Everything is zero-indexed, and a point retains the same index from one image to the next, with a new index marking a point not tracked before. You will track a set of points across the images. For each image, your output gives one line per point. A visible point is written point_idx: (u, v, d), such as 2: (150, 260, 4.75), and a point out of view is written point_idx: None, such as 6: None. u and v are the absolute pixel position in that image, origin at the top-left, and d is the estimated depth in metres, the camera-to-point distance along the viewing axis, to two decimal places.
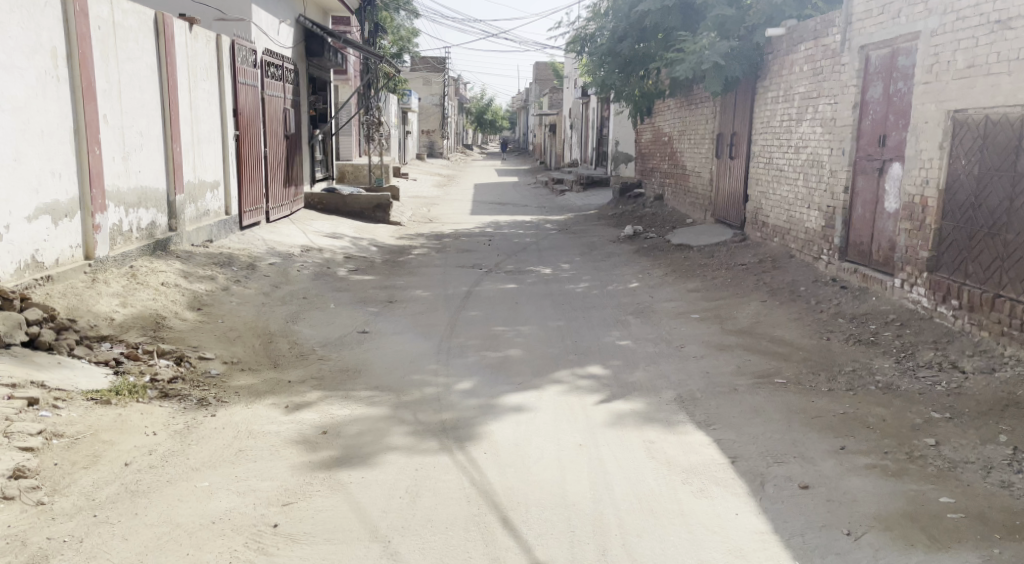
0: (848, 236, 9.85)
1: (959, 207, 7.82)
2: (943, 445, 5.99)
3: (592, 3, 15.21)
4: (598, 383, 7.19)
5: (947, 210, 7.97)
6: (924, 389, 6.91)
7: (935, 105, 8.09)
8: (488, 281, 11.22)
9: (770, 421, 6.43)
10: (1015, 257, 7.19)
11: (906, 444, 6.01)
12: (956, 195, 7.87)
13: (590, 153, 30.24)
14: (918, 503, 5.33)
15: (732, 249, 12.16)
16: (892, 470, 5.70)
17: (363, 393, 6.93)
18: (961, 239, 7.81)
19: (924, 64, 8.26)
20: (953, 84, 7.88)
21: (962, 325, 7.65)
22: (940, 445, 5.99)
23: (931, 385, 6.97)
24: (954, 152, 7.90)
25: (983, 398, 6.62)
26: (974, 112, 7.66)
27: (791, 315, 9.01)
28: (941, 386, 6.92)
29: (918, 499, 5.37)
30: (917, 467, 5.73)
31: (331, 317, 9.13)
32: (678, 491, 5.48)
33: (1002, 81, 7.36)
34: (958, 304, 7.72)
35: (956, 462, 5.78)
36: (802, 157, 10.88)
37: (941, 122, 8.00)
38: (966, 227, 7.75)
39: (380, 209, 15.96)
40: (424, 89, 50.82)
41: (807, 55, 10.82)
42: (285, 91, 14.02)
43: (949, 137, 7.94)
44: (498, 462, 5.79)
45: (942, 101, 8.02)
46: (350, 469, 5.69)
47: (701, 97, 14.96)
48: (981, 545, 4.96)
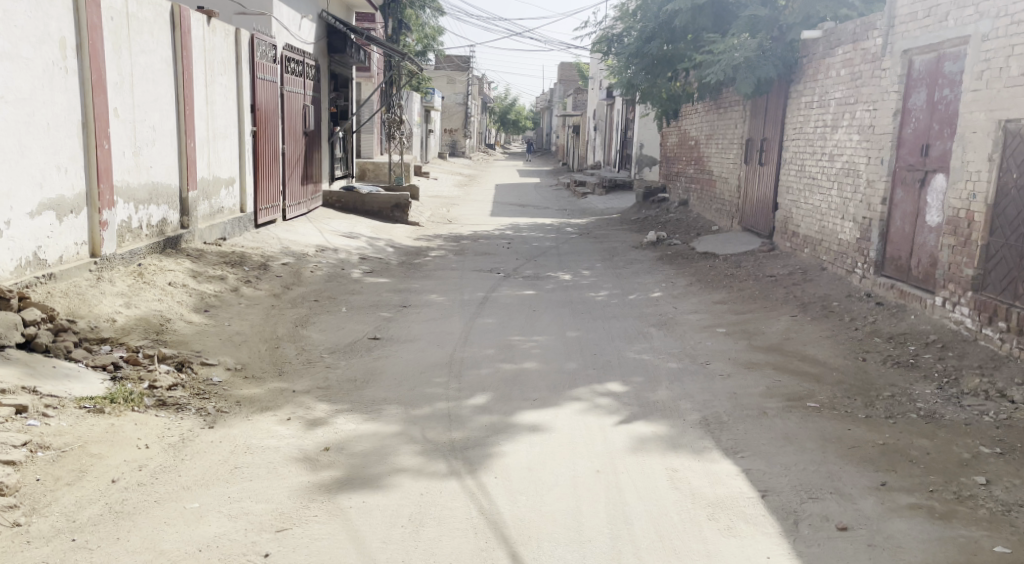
0: (885, 250, 9.42)
1: (1009, 223, 7.40)
2: (994, 485, 5.62)
3: (619, 3, 14.83)
4: (619, 402, 6.80)
5: (996, 226, 7.55)
6: (970, 420, 6.51)
7: (986, 114, 7.66)
8: (506, 286, 10.83)
9: (805, 450, 6.04)
10: None
11: (955, 482, 5.64)
12: (1005, 210, 7.46)
13: (614, 155, 29.91)
14: (970, 552, 4.96)
15: (759, 259, 11.74)
16: (938, 512, 5.32)
17: (370, 408, 6.56)
18: (1009, 256, 7.41)
19: (974, 70, 7.83)
20: (1006, 92, 7.46)
21: (1010, 350, 7.23)
22: (991, 485, 5.61)
23: (978, 415, 6.57)
24: (1005, 165, 7.47)
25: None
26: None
27: (824, 332, 8.59)
28: (989, 416, 6.52)
29: (970, 547, 5.00)
30: (966, 509, 5.35)
31: (341, 322, 8.78)
32: (703, 528, 5.13)
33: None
34: (1006, 326, 7.30)
35: (1010, 505, 5.40)
36: (836, 165, 10.43)
37: (992, 132, 7.57)
38: (1016, 245, 7.33)
39: (397, 208, 15.48)
40: (448, 88, 50.52)
41: (845, 59, 10.38)
42: (305, 87, 13.66)
43: (999, 148, 7.52)
44: (509, 488, 5.44)
45: (993, 109, 7.58)
46: (352, 492, 5.34)
47: (730, 101, 14.53)
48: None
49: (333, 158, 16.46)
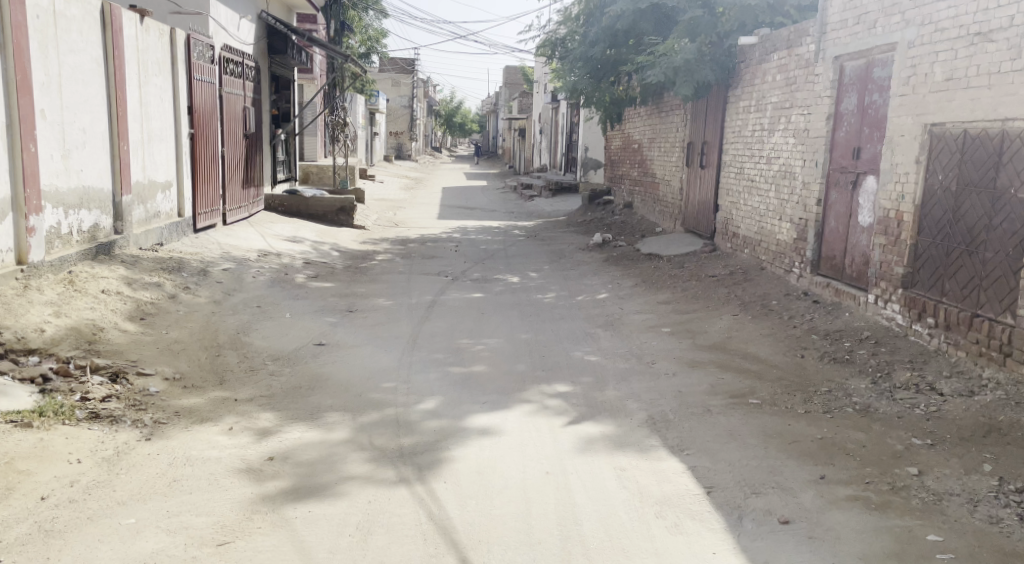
0: (820, 250, 9.56)
1: (935, 223, 7.60)
2: (926, 475, 5.75)
3: (563, 7, 14.84)
4: (568, 403, 6.76)
5: (923, 226, 7.75)
6: (902, 413, 6.62)
7: (912, 118, 7.83)
8: (454, 289, 10.76)
9: (748, 446, 6.10)
10: (993, 278, 6.99)
11: (888, 473, 5.76)
12: (931, 212, 7.66)
13: (559, 158, 30.03)
14: (904, 541, 5.07)
15: (702, 260, 11.84)
16: (874, 503, 5.43)
17: (315, 415, 6.43)
18: (936, 255, 7.60)
19: (901, 75, 7.99)
20: (931, 97, 7.62)
21: (938, 345, 7.43)
22: (923, 475, 5.74)
23: (910, 408, 6.68)
24: (931, 167, 7.66)
25: (964, 424, 6.35)
26: (953, 126, 7.41)
27: (765, 330, 8.67)
28: (919, 409, 6.64)
29: (905, 536, 5.11)
30: (901, 499, 5.47)
31: (285, 328, 8.61)
32: (651, 526, 5.14)
33: (982, 95, 7.11)
34: (934, 322, 7.50)
35: (941, 494, 5.54)
36: (773, 168, 10.55)
37: (918, 136, 7.74)
38: (942, 244, 7.52)
39: (342, 212, 15.28)
40: (391, 89, 50.11)
41: (780, 64, 10.50)
42: (245, 90, 13.41)
43: (926, 151, 7.69)
44: (459, 493, 5.36)
45: (919, 114, 7.75)
46: (297, 502, 5.22)
47: (671, 105, 14.63)
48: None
49: (274, 162, 16.21)
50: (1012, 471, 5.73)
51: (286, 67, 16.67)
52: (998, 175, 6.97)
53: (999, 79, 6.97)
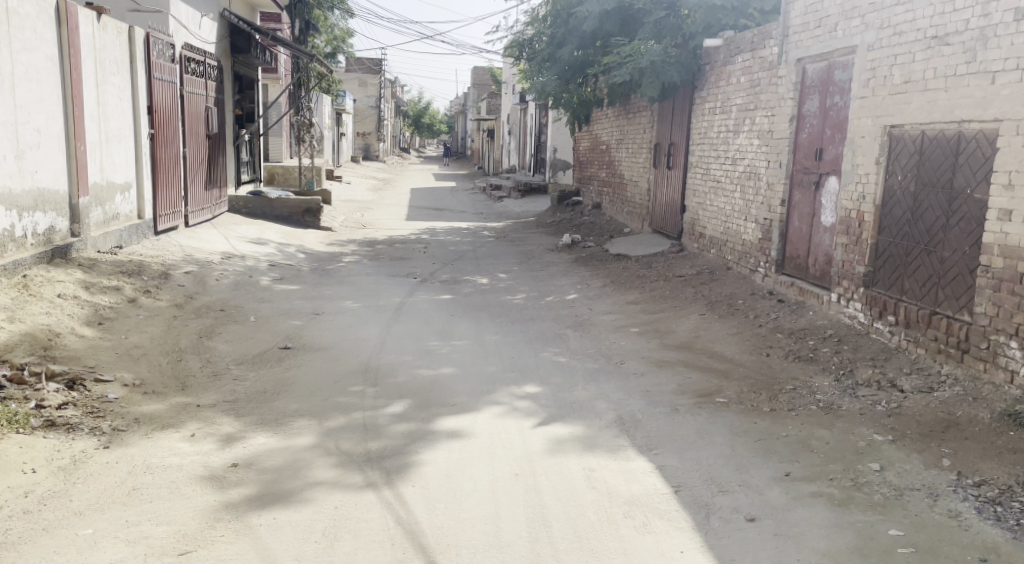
0: (785, 250, 9.58)
1: (895, 223, 7.68)
2: (887, 470, 5.79)
3: (530, 7, 14.79)
4: (537, 405, 6.69)
5: (884, 226, 7.83)
6: (864, 410, 6.66)
7: (872, 120, 7.88)
8: (422, 291, 10.66)
9: (715, 445, 6.09)
10: (950, 276, 7.06)
11: (851, 469, 5.79)
12: (892, 211, 7.73)
13: (528, 160, 30.01)
14: (867, 536, 5.10)
15: (669, 260, 11.84)
16: (837, 499, 5.45)
17: (279, 420, 6.32)
18: (897, 254, 7.67)
19: (861, 78, 8.03)
20: (890, 99, 7.67)
21: (899, 342, 7.51)
22: (884, 471, 5.78)
23: (871, 405, 6.71)
24: (891, 168, 7.73)
25: (923, 420, 6.40)
26: (911, 127, 7.47)
27: (731, 329, 8.67)
28: (881, 406, 6.68)
29: (866, 531, 5.13)
30: (863, 495, 5.50)
31: (249, 331, 8.48)
32: (619, 526, 5.11)
33: (939, 97, 7.15)
34: (894, 320, 7.58)
35: (901, 489, 5.58)
36: (738, 169, 10.56)
37: (878, 137, 7.81)
38: (902, 243, 7.60)
39: (308, 213, 15.14)
40: (358, 90, 49.80)
41: (744, 67, 10.51)
42: (207, 89, 13.23)
43: (886, 152, 7.76)
44: (427, 497, 5.28)
45: (879, 115, 7.80)
46: (262, 509, 5.11)
47: (638, 106, 14.63)
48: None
49: (238, 163, 16.02)
50: (970, 466, 5.79)
51: (250, 66, 16.46)
52: (955, 175, 7.02)
53: (954, 81, 7.02)
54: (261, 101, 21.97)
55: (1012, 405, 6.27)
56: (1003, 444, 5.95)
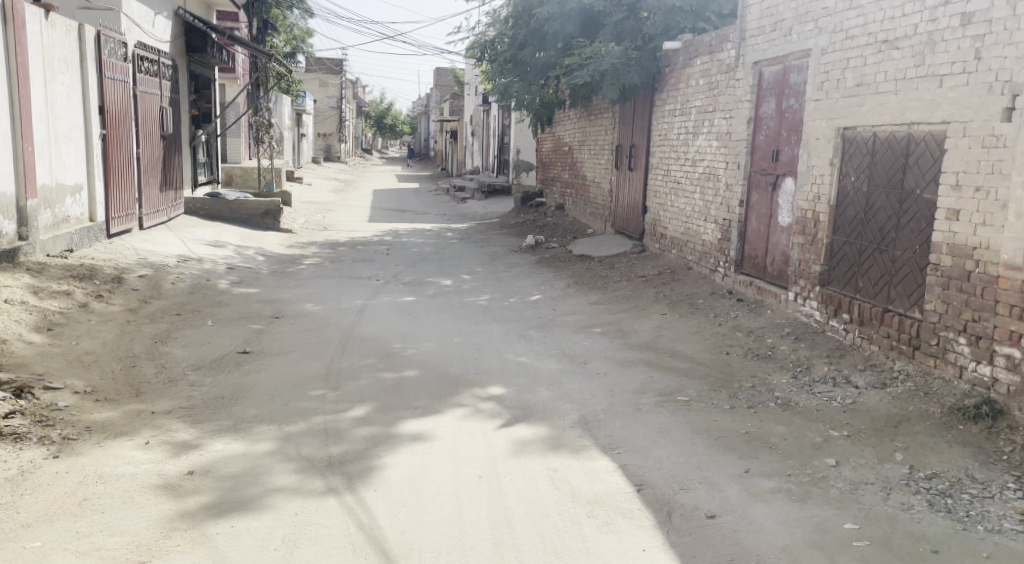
0: (743, 249, 9.63)
1: (849, 223, 7.75)
2: (843, 465, 5.82)
3: (492, 8, 14.76)
4: (500, 406, 6.63)
5: (839, 225, 7.91)
6: (820, 406, 6.70)
7: (826, 122, 7.95)
8: (385, 293, 10.56)
9: (677, 443, 6.08)
10: (903, 275, 7.15)
11: (809, 465, 5.81)
12: (846, 211, 7.81)
13: (491, 161, 29.97)
14: (825, 530, 5.11)
15: (632, 261, 11.85)
16: (796, 494, 5.46)
17: (236, 426, 6.20)
18: (851, 254, 7.75)
19: (815, 81, 8.11)
20: (843, 102, 7.74)
21: (854, 339, 7.59)
22: (840, 466, 5.81)
23: (827, 401, 6.77)
24: (845, 168, 7.81)
25: (875, 415, 6.47)
26: (864, 129, 7.54)
27: (692, 327, 8.69)
28: (836, 402, 6.74)
29: (825, 526, 5.14)
30: (820, 490, 5.52)
31: (206, 336, 8.33)
32: (582, 526, 5.07)
33: (890, 100, 7.23)
34: (849, 318, 7.66)
35: (857, 483, 5.61)
36: (697, 170, 10.60)
37: (832, 138, 7.87)
38: (856, 243, 7.69)
39: (267, 216, 14.91)
40: (318, 90, 49.39)
41: (702, 69, 10.56)
42: (161, 89, 13.02)
43: (840, 153, 7.84)
44: (389, 501, 5.21)
45: (833, 118, 7.87)
46: (218, 517, 5.01)
47: (599, 108, 14.64)
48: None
49: (195, 164, 15.78)
50: (920, 460, 5.86)
51: (206, 65, 16.21)
52: (905, 175, 7.09)
53: (904, 85, 7.09)
54: (219, 101, 21.67)
55: (961, 399, 6.36)
56: (950, 438, 6.04)
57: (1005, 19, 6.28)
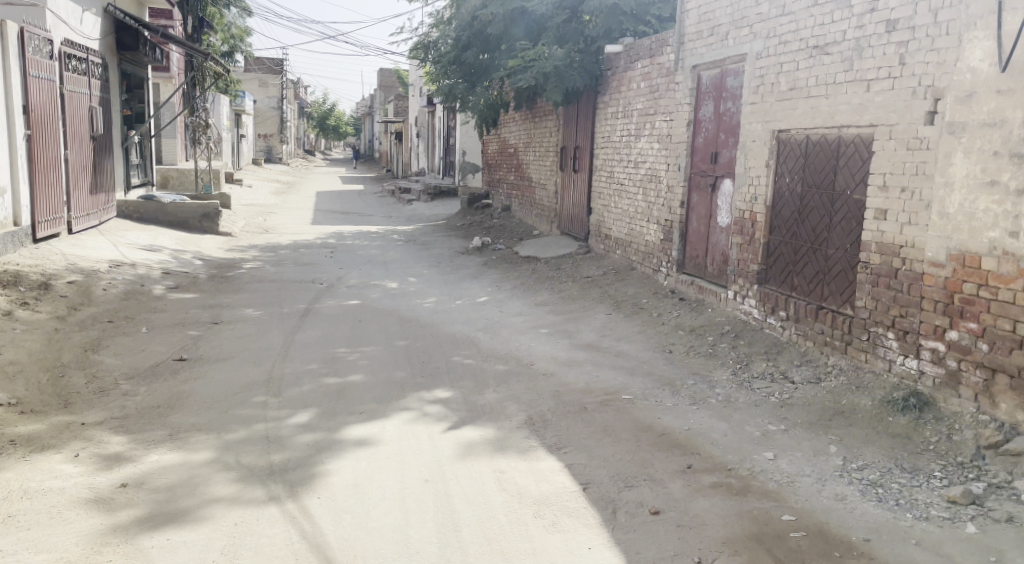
0: (685, 249, 9.84)
1: (785, 223, 7.99)
2: (781, 458, 6.02)
3: (435, 10, 14.90)
4: (447, 409, 6.73)
5: (775, 225, 8.14)
6: (759, 401, 6.91)
7: (762, 124, 8.18)
8: (328, 297, 10.57)
9: (621, 441, 6.24)
10: (836, 272, 7.40)
11: (748, 459, 6.01)
12: (781, 211, 8.04)
13: (437, 163, 30.05)
14: (763, 523, 5.29)
15: (578, 262, 12.02)
16: (735, 489, 5.65)
17: (171, 436, 6.20)
18: (787, 253, 7.99)
19: (750, 85, 8.34)
20: (778, 105, 7.97)
21: (790, 336, 7.83)
22: (778, 459, 6.01)
23: (766, 396, 6.98)
24: (779, 170, 8.04)
25: (810, 409, 6.70)
26: (797, 132, 7.78)
27: (636, 327, 8.87)
28: (774, 397, 6.96)
29: (763, 518, 5.33)
30: (759, 483, 5.71)
31: (140, 344, 8.28)
32: (528, 526, 5.19)
33: (821, 103, 7.47)
34: (786, 315, 7.90)
35: (794, 476, 5.81)
36: (640, 172, 10.80)
37: (768, 141, 8.11)
38: (791, 242, 7.92)
39: (206, 218, 15.03)
40: (258, 90, 48.81)
41: (643, 72, 10.75)
42: (89, 88, 12.84)
43: (775, 155, 8.07)
44: (333, 508, 5.28)
45: (768, 121, 8.10)
46: (153, 531, 5.04)
47: (544, 110, 14.79)
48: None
49: (128, 166, 15.51)
50: (854, 451, 6.09)
51: (138, 64, 15.96)
52: (837, 177, 7.34)
53: (835, 89, 7.33)
54: (154, 100, 21.31)
55: (891, 392, 6.62)
56: (882, 429, 6.29)
57: (927, 26, 6.53)
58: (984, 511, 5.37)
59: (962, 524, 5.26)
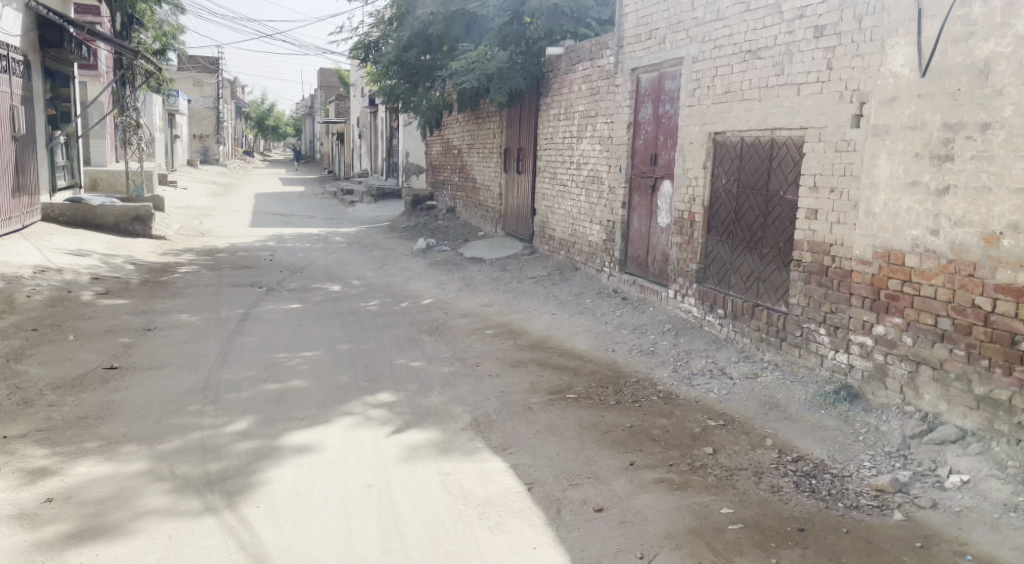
0: (626, 249, 10.01)
1: (722, 223, 8.19)
2: (720, 453, 6.19)
3: (376, 10, 14.88)
4: (391, 413, 6.79)
5: (712, 225, 8.33)
6: (698, 398, 7.08)
7: (699, 127, 8.37)
8: (266, 301, 10.52)
9: (566, 440, 6.36)
10: (771, 271, 7.61)
11: (688, 454, 6.17)
12: (718, 211, 8.24)
13: (380, 164, 30.00)
14: (702, 516, 5.45)
15: (522, 263, 12.14)
16: (677, 484, 5.80)
17: (102, 447, 6.16)
18: (724, 252, 8.19)
19: (688, 88, 8.52)
20: (714, 108, 8.16)
21: (728, 333, 8.04)
22: (717, 454, 6.18)
23: (705, 392, 7.16)
24: (716, 172, 8.24)
25: (747, 404, 6.90)
26: (732, 134, 7.99)
27: (580, 327, 9.01)
28: (713, 393, 7.14)
29: (702, 512, 5.49)
30: (699, 478, 5.87)
31: (68, 352, 8.18)
32: (473, 528, 5.29)
33: (755, 107, 7.67)
34: (724, 313, 8.10)
35: (733, 469, 5.98)
36: (582, 173, 10.95)
37: (704, 143, 8.30)
38: (728, 241, 8.12)
39: (137, 220, 14.85)
40: (193, 89, 47.97)
41: (584, 75, 10.90)
42: (10, 86, 12.54)
43: (711, 158, 8.27)
44: (273, 517, 5.32)
45: (704, 123, 8.29)
46: (81, 546, 5.05)
47: (487, 112, 14.89)
48: (762, 556, 5.10)
49: (54, 167, 15.16)
50: (789, 443, 6.29)
51: (64, 61, 15.61)
52: (770, 178, 7.55)
53: (767, 92, 7.53)
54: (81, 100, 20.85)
55: (823, 386, 6.85)
56: (816, 422, 6.50)
57: (853, 32, 6.75)
58: (911, 498, 5.58)
59: (890, 511, 5.47)
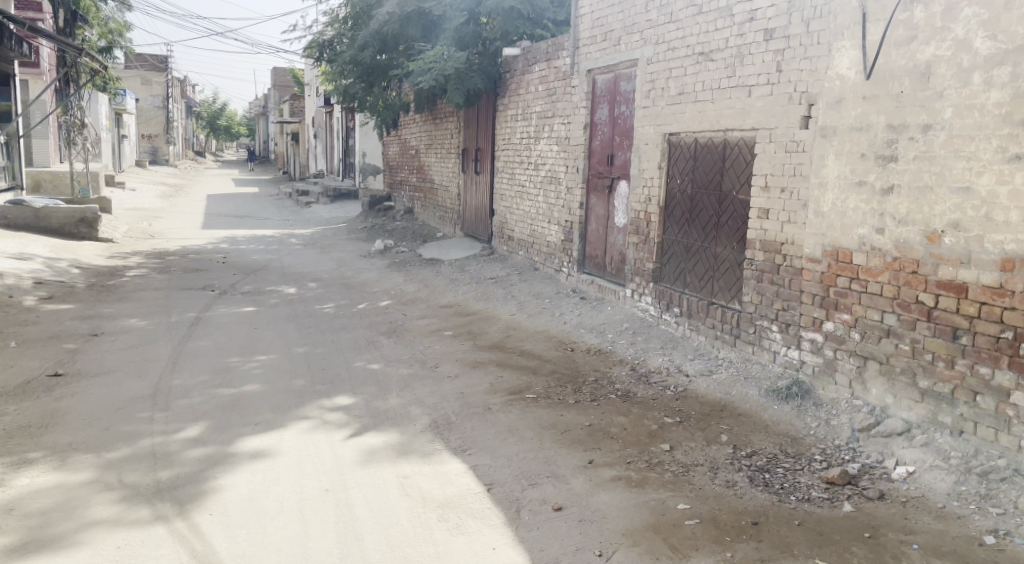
0: (585, 249, 10.12)
1: (677, 222, 8.31)
2: (677, 449, 6.30)
3: (331, 9, 14.82)
4: (349, 416, 6.81)
5: (668, 224, 8.45)
6: (655, 395, 7.19)
7: (654, 128, 8.49)
8: (218, 305, 10.46)
9: (525, 440, 6.42)
10: (725, 269, 7.74)
11: (646, 452, 6.26)
12: (673, 211, 8.36)
13: (336, 164, 29.88)
14: (659, 513, 5.54)
15: (481, 264, 12.20)
16: (634, 481, 5.89)
17: (47, 456, 6.10)
18: (679, 251, 8.31)
19: (642, 89, 8.63)
20: (668, 109, 8.28)
21: (685, 331, 8.16)
22: (674, 451, 6.28)
23: (661, 390, 7.27)
24: (671, 172, 8.37)
25: (703, 401, 7.02)
26: (686, 135, 8.11)
27: (539, 327, 9.08)
28: (670, 391, 7.25)
29: (659, 508, 5.58)
30: (656, 474, 5.97)
31: (12, 360, 8.06)
32: (432, 530, 5.33)
33: (707, 108, 7.79)
34: (680, 311, 8.22)
35: (689, 466, 6.08)
36: (540, 174, 11.03)
37: (659, 144, 8.42)
38: (683, 241, 8.24)
39: (82, 223, 14.57)
40: (140, 88, 47.19)
41: (541, 76, 10.98)
42: None
43: (666, 158, 8.40)
44: (227, 524, 5.33)
45: (659, 124, 8.41)
46: (27, 559, 5.02)
47: (444, 112, 14.92)
48: (717, 551, 5.20)
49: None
50: (744, 439, 6.41)
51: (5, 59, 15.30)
52: (723, 178, 7.69)
53: (719, 94, 7.66)
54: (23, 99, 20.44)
55: (776, 382, 6.99)
56: (769, 418, 6.64)
57: (801, 35, 6.89)
58: (859, 491, 5.73)
59: (840, 504, 5.61)
